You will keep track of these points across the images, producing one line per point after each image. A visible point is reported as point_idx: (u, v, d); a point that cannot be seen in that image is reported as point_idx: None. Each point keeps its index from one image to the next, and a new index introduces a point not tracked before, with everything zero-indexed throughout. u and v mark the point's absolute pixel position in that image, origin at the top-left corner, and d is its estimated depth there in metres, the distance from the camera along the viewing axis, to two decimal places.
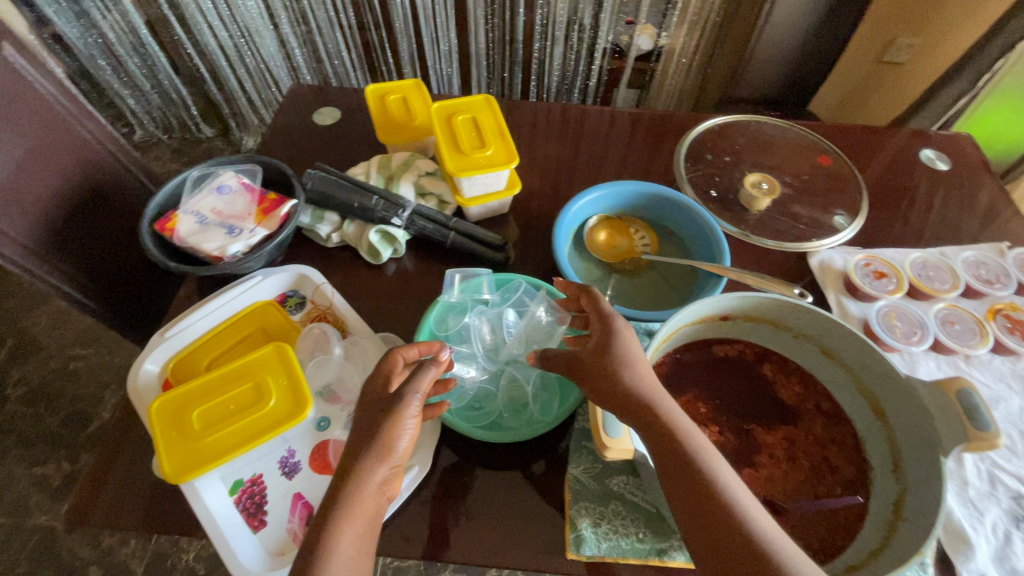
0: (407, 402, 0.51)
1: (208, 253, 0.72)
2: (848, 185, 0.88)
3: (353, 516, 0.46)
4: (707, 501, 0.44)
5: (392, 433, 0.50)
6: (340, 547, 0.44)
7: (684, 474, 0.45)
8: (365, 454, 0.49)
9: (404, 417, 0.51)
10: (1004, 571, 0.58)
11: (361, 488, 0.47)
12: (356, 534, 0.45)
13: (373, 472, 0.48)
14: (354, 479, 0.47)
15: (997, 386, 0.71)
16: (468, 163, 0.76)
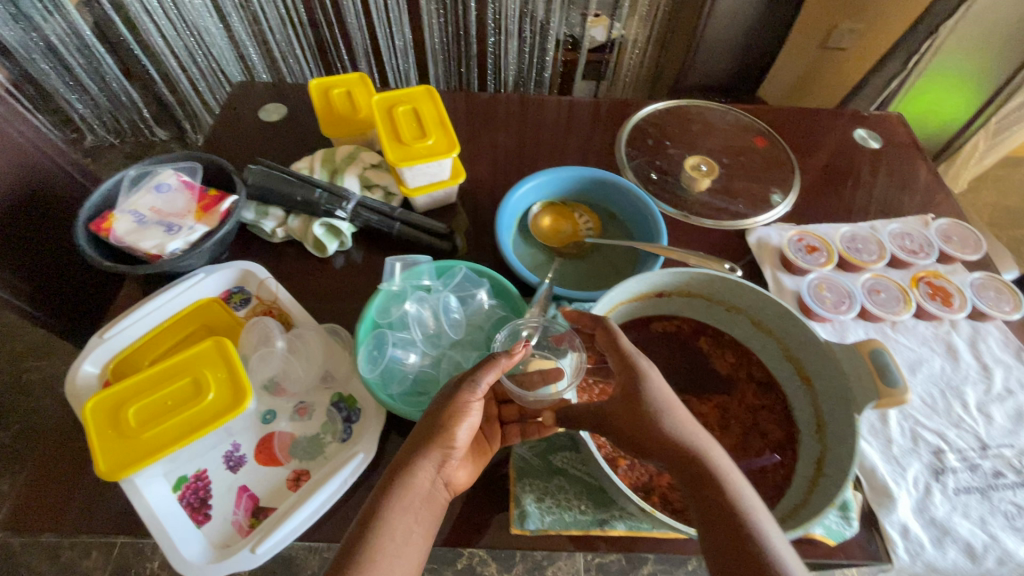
0: (468, 395, 0.55)
1: (145, 252, 0.71)
2: (784, 165, 0.91)
3: (404, 494, 0.50)
4: (734, 537, 0.44)
5: (451, 422, 0.54)
6: (393, 526, 0.48)
7: (714, 511, 0.45)
8: (424, 442, 0.53)
9: (469, 404, 0.55)
10: (924, 520, 0.62)
11: (417, 471, 0.51)
12: (407, 513, 0.49)
13: (427, 459, 0.52)
14: (411, 464, 0.52)
15: (920, 350, 0.75)
16: (409, 153, 0.77)
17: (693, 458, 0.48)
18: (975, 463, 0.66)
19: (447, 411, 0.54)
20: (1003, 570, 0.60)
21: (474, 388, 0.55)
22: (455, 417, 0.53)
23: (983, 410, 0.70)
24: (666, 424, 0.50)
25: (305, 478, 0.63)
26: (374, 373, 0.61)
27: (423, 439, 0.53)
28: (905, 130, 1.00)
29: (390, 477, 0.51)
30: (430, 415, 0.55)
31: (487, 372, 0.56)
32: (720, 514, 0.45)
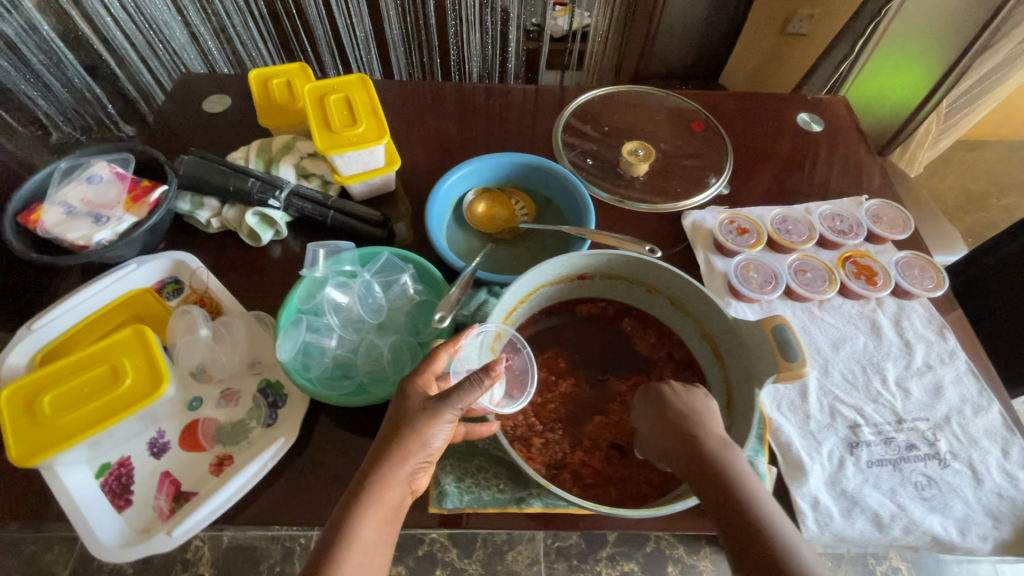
0: (442, 414, 0.52)
1: (72, 243, 0.72)
2: (722, 148, 0.92)
3: (373, 508, 0.49)
4: (757, 549, 0.46)
5: (418, 436, 0.52)
6: (360, 541, 0.48)
7: (734, 525, 0.48)
8: (390, 453, 0.52)
9: (442, 421, 0.52)
10: (834, 492, 0.63)
11: (387, 484, 0.51)
12: (376, 525, 0.49)
13: (395, 472, 0.51)
14: (381, 479, 0.51)
15: (845, 328, 0.76)
16: (338, 141, 0.77)
17: (715, 472, 0.50)
18: (890, 436, 0.67)
19: (418, 423, 0.52)
20: (909, 538, 0.61)
21: (451, 409, 0.52)
22: (431, 429, 0.52)
23: (901, 385, 0.72)
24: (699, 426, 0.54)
25: (228, 462, 0.64)
26: (293, 359, 0.62)
27: (390, 452, 0.52)
28: (847, 113, 1.01)
29: (356, 492, 0.50)
30: (399, 426, 0.53)
31: (466, 398, 0.52)
32: (741, 527, 0.47)
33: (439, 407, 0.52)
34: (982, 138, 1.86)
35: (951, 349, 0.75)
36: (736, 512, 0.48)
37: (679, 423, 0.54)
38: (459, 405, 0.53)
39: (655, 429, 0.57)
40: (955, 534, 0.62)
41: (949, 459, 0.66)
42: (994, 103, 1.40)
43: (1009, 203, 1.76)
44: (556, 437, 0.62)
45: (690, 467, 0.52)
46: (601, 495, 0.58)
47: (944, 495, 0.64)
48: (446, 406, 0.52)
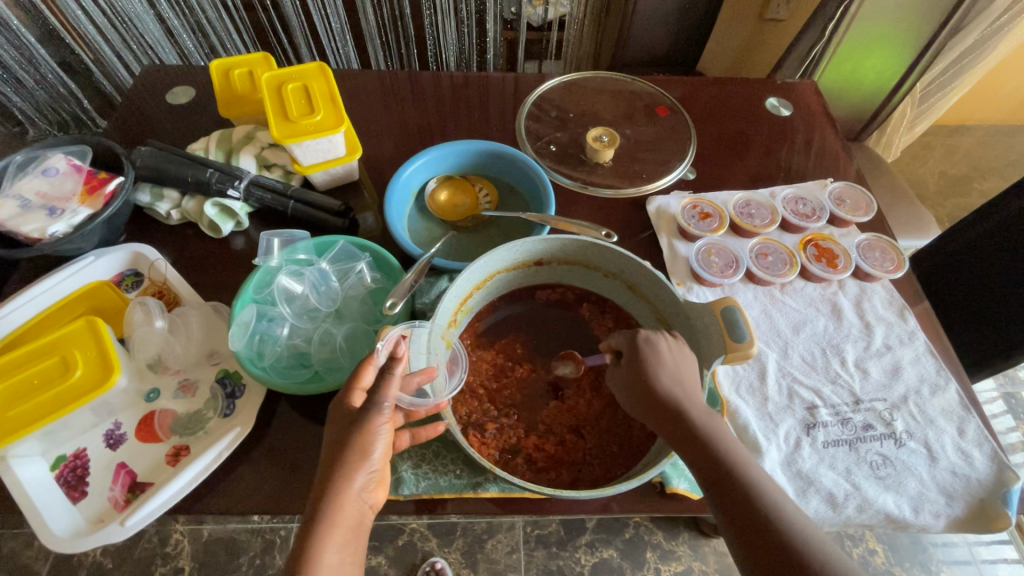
0: (374, 420, 0.52)
1: (26, 236, 0.71)
2: (687, 133, 0.92)
3: (332, 529, 0.48)
4: (744, 502, 0.47)
5: (359, 455, 0.51)
6: (325, 563, 0.46)
7: (718, 483, 0.48)
8: (337, 471, 0.50)
9: (377, 426, 0.52)
10: (789, 472, 0.64)
11: (342, 503, 0.49)
12: (340, 544, 0.48)
13: (348, 486, 0.50)
14: (334, 499, 0.49)
15: (806, 310, 0.76)
16: (295, 130, 0.76)
17: (700, 431, 0.50)
18: (846, 417, 0.68)
19: (359, 434, 0.51)
20: (863, 517, 0.62)
21: (380, 410, 0.53)
22: (370, 437, 0.51)
23: (860, 366, 0.72)
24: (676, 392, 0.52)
25: (185, 453, 0.63)
26: (246, 348, 0.61)
27: (338, 471, 0.50)
28: (816, 96, 1.01)
29: (314, 514, 0.49)
30: (338, 447, 0.52)
31: (390, 390, 0.53)
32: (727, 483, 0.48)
33: (369, 412, 0.52)
34: (963, 123, 1.87)
35: (911, 330, 0.75)
36: (722, 468, 0.48)
37: (658, 383, 0.53)
38: (384, 401, 0.53)
39: (633, 390, 0.55)
40: (908, 512, 0.62)
41: (904, 439, 0.67)
42: (968, 87, 1.40)
43: (989, 187, 1.77)
44: (510, 421, 0.62)
45: (674, 426, 0.51)
46: (554, 478, 0.59)
47: (899, 474, 0.64)
48: (374, 408, 0.52)
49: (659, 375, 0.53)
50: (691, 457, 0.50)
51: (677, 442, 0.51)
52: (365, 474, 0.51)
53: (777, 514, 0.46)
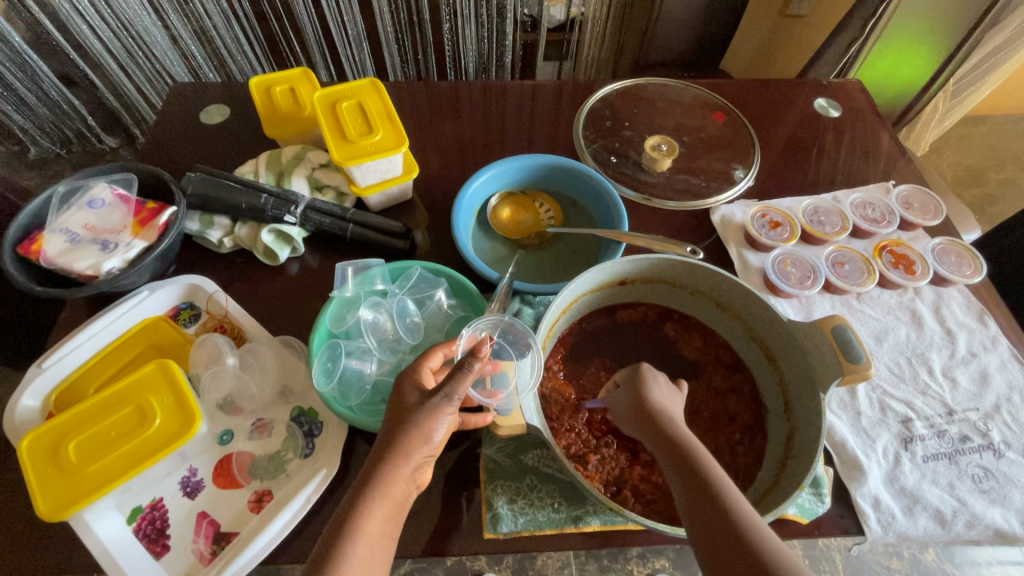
0: (439, 408, 0.51)
1: (80, 273, 0.67)
2: (745, 139, 0.89)
3: (381, 499, 0.47)
4: (710, 509, 0.45)
5: (420, 432, 0.50)
6: (367, 533, 0.46)
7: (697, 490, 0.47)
8: (398, 441, 0.49)
9: (443, 414, 0.51)
10: (894, 490, 0.62)
11: (394, 476, 0.48)
12: (383, 518, 0.47)
13: (400, 465, 0.49)
14: (389, 471, 0.48)
15: (886, 318, 0.75)
16: (355, 151, 0.73)
17: (686, 443, 0.50)
18: (942, 429, 0.66)
19: (422, 414, 0.50)
20: (971, 533, 0.61)
21: (448, 400, 0.51)
22: (433, 417, 0.50)
23: (948, 375, 0.71)
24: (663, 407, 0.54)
25: (268, 498, 0.60)
26: (331, 387, 0.59)
27: (399, 440, 0.49)
28: (863, 95, 0.99)
29: (369, 475, 0.48)
30: (404, 416, 0.51)
31: (463, 384, 0.51)
32: (709, 502, 0.46)
33: (436, 398, 0.51)
34: (977, 112, 1.86)
35: (993, 335, 0.74)
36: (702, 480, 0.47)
37: (651, 401, 0.54)
38: (455, 396, 0.51)
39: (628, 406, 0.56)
40: (1017, 526, 0.61)
41: (1003, 449, 0.65)
42: (997, 80, 1.39)
43: (1006, 176, 1.77)
44: (611, 451, 0.60)
45: (661, 444, 0.51)
46: (664, 511, 0.57)
47: (1002, 486, 0.63)
48: (442, 395, 0.51)
49: (655, 396, 0.54)
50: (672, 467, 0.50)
51: (664, 461, 0.51)
52: (421, 453, 0.50)
53: (751, 533, 0.44)
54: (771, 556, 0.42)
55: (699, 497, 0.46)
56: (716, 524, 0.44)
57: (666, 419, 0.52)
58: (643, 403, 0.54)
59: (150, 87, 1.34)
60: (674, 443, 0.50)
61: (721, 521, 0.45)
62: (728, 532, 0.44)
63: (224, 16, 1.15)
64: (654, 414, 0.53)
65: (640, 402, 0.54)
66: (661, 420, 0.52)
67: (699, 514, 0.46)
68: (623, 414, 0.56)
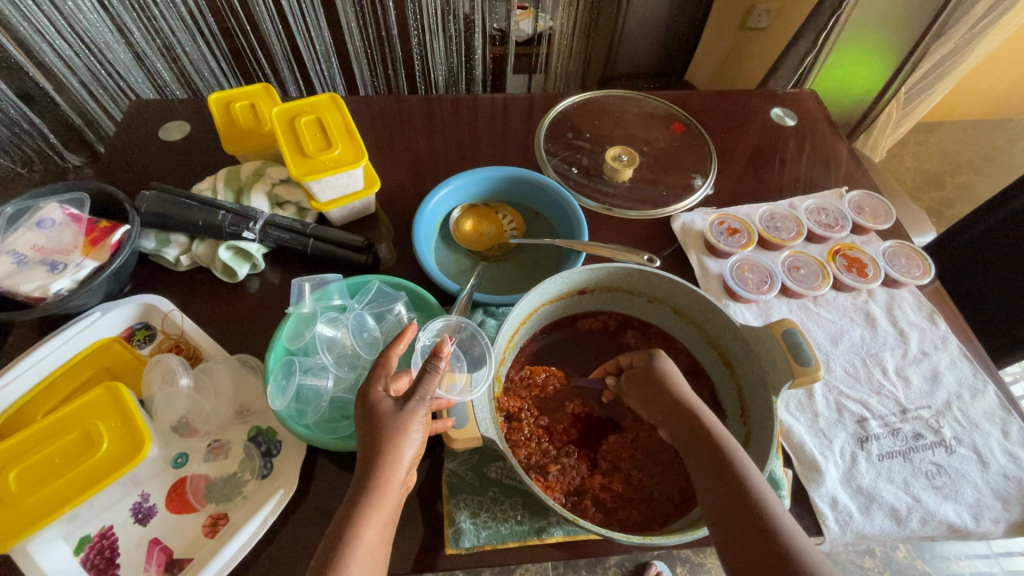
0: (415, 411, 0.50)
1: (26, 295, 0.65)
2: (704, 149, 0.91)
3: (376, 506, 0.46)
4: (730, 488, 0.47)
5: (402, 436, 0.49)
6: (366, 541, 0.45)
7: (718, 469, 0.48)
8: (384, 447, 0.48)
9: (416, 418, 0.50)
10: (850, 489, 0.63)
11: (386, 482, 0.48)
12: (379, 523, 0.46)
13: (390, 471, 0.48)
14: (382, 477, 0.48)
15: (841, 321, 0.77)
16: (314, 166, 0.72)
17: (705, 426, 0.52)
18: (896, 428, 0.68)
19: (398, 422, 0.49)
20: (926, 529, 0.62)
21: (422, 401, 0.51)
22: (410, 422, 0.50)
23: (901, 374, 0.73)
24: (682, 393, 0.56)
25: (224, 521, 0.59)
26: (286, 406, 0.58)
27: (384, 445, 0.48)
28: (818, 104, 1.02)
29: (361, 484, 0.47)
30: (382, 423, 0.49)
31: (432, 384, 0.51)
32: (739, 493, 0.46)
33: (410, 402, 0.51)
34: (933, 119, 1.93)
35: (943, 334, 0.76)
36: (722, 461, 0.49)
37: (677, 394, 0.55)
38: (427, 397, 0.51)
39: (646, 392, 0.58)
40: (969, 521, 0.62)
41: (954, 445, 0.67)
42: (948, 88, 1.44)
43: (962, 180, 1.84)
44: (572, 461, 0.61)
45: (689, 434, 0.53)
46: (625, 519, 0.57)
47: (954, 481, 0.65)
48: (418, 399, 0.51)
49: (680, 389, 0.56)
50: (694, 448, 0.52)
51: (687, 448, 0.52)
52: (409, 455, 0.50)
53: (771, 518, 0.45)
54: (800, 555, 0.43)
55: (730, 488, 0.47)
56: (746, 517, 0.45)
57: (695, 411, 0.54)
58: (671, 395, 0.55)
59: (114, 104, 1.28)
60: (703, 434, 0.52)
61: (752, 514, 0.45)
62: (757, 525, 0.45)
63: (190, 33, 1.13)
64: (674, 399, 0.55)
65: (666, 392, 0.56)
66: (691, 415, 0.53)
67: (729, 505, 0.46)
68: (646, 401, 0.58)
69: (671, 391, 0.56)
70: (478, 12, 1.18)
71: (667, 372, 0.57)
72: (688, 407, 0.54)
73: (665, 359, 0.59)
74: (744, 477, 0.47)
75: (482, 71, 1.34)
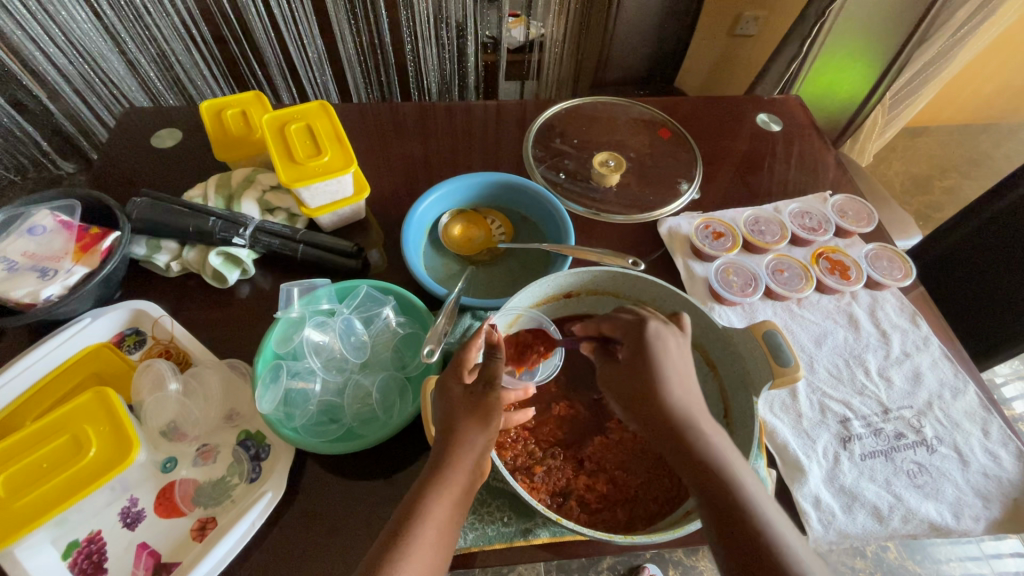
0: (485, 397, 0.51)
1: (17, 301, 0.65)
2: (690, 154, 0.93)
3: (444, 486, 0.48)
4: (714, 483, 0.47)
5: (475, 419, 0.50)
6: (434, 518, 0.46)
7: (697, 463, 0.48)
8: (454, 429, 0.50)
9: (493, 404, 0.51)
10: (833, 489, 0.64)
11: (458, 462, 0.49)
12: (449, 502, 0.48)
13: (462, 454, 0.49)
14: (455, 459, 0.49)
15: (825, 322, 0.78)
16: (304, 173, 0.73)
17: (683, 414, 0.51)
18: (879, 427, 0.69)
19: (468, 406, 0.50)
20: (908, 527, 0.62)
21: (491, 388, 0.51)
22: (483, 409, 0.50)
23: (883, 375, 0.74)
24: (660, 374, 0.53)
25: (212, 525, 0.59)
26: (275, 410, 0.59)
27: (456, 427, 0.50)
28: (802, 110, 1.03)
29: (434, 465, 0.49)
30: (454, 406, 0.51)
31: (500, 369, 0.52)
32: (728, 501, 0.46)
33: (479, 389, 0.52)
34: (919, 124, 1.96)
35: (925, 335, 0.77)
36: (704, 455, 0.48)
37: (659, 389, 0.52)
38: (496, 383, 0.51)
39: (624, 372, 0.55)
40: (950, 519, 0.63)
41: (935, 444, 0.68)
42: (933, 93, 1.47)
43: (949, 184, 1.87)
44: (558, 462, 0.62)
45: (666, 423, 0.51)
46: (609, 520, 0.58)
47: (935, 480, 0.66)
48: (486, 385, 0.51)
49: (667, 378, 0.52)
50: (673, 438, 0.50)
51: (665, 437, 0.51)
52: (484, 437, 0.49)
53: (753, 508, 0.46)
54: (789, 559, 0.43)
55: (716, 496, 0.47)
56: (736, 524, 0.45)
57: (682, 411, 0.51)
58: (652, 385, 0.52)
59: (107, 111, 1.29)
60: (685, 426, 0.50)
61: (739, 512, 0.45)
62: (747, 531, 0.45)
63: (184, 42, 1.14)
64: (650, 384, 0.52)
65: (647, 387, 0.52)
66: (672, 417, 0.50)
67: (717, 512, 0.46)
68: (624, 394, 0.55)
69: (646, 374, 0.53)
70: (468, 21, 1.20)
71: (654, 355, 0.53)
72: (663, 393, 0.52)
73: (645, 331, 0.55)
74: (724, 478, 0.47)
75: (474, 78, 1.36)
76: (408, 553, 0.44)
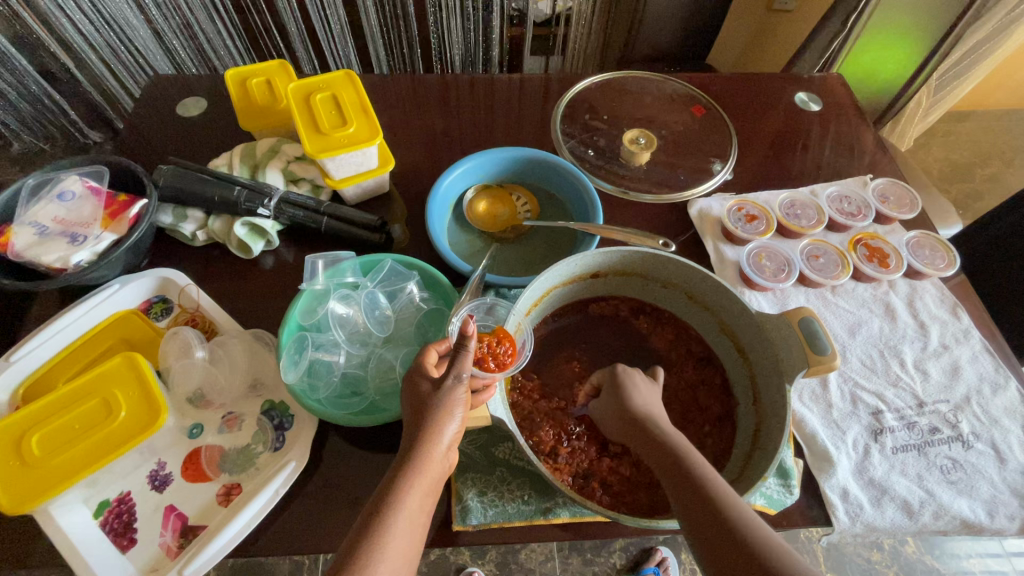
0: (453, 390, 0.50)
1: (48, 266, 0.66)
2: (725, 133, 0.89)
3: (419, 476, 0.46)
4: (694, 489, 0.47)
5: (444, 413, 0.49)
6: (408, 507, 0.45)
7: (678, 471, 0.48)
8: (427, 422, 0.48)
9: (458, 398, 0.50)
10: (862, 481, 0.62)
11: (430, 453, 0.48)
12: (422, 493, 0.46)
13: (434, 443, 0.48)
14: (425, 449, 0.48)
15: (860, 311, 0.75)
16: (329, 144, 0.72)
17: (664, 435, 0.52)
18: (912, 421, 0.67)
19: (436, 406, 0.49)
20: (938, 524, 0.61)
21: (459, 380, 0.50)
22: (449, 408, 0.49)
23: (920, 367, 0.71)
24: (637, 400, 0.56)
25: (237, 491, 0.60)
26: (299, 380, 0.59)
27: (427, 419, 0.49)
28: (844, 89, 0.98)
29: (406, 454, 0.48)
30: (425, 402, 0.50)
31: (466, 363, 0.51)
32: (706, 509, 0.45)
33: (447, 381, 0.50)
34: (964, 108, 1.86)
35: (966, 328, 0.74)
36: (682, 465, 0.49)
37: (636, 408, 0.55)
38: (463, 375, 0.50)
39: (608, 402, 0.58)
40: (983, 517, 0.61)
41: (972, 440, 0.66)
42: (984, 74, 1.39)
43: (992, 171, 1.79)
44: (581, 444, 0.61)
45: (648, 446, 0.52)
46: (630, 503, 0.57)
47: (969, 477, 0.63)
48: (453, 377, 0.50)
49: (645, 408, 0.55)
50: (654, 456, 0.52)
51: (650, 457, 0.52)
52: (451, 431, 0.49)
53: (734, 514, 0.44)
54: (774, 556, 0.42)
55: (694, 504, 0.46)
56: (717, 531, 0.44)
57: (653, 423, 0.53)
58: (631, 410, 0.55)
59: (132, 80, 1.29)
60: (662, 444, 0.51)
61: (717, 516, 0.44)
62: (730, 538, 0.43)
63: (208, 11, 1.13)
64: (632, 412, 0.55)
65: (628, 413, 0.55)
66: (646, 424, 0.53)
67: (695, 522, 0.45)
68: (613, 421, 0.57)
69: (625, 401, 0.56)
70: None
71: (628, 388, 0.57)
72: (643, 417, 0.54)
73: (628, 373, 0.60)
74: (705, 483, 0.47)
75: (499, 51, 1.32)
76: (383, 541, 0.42)
